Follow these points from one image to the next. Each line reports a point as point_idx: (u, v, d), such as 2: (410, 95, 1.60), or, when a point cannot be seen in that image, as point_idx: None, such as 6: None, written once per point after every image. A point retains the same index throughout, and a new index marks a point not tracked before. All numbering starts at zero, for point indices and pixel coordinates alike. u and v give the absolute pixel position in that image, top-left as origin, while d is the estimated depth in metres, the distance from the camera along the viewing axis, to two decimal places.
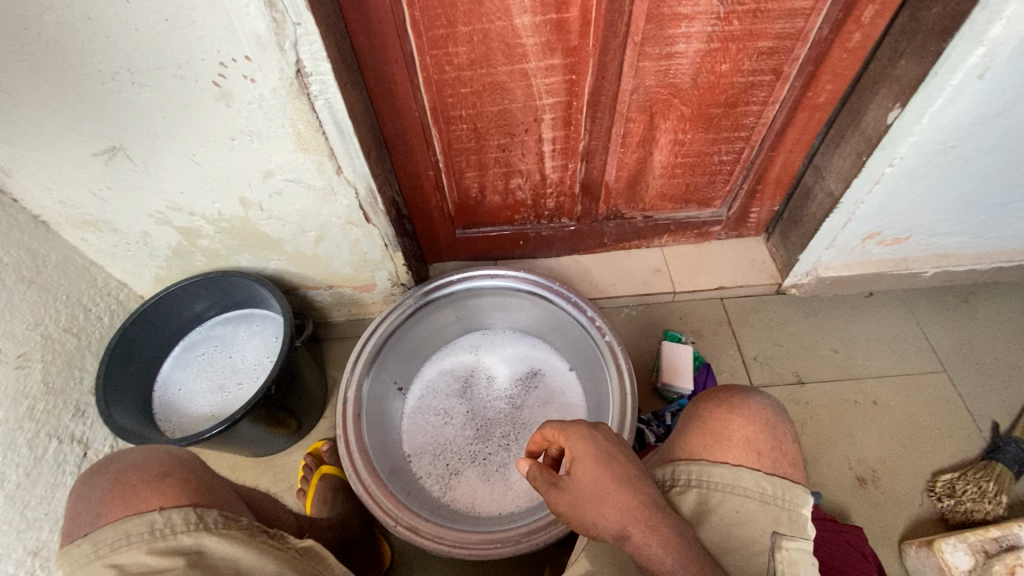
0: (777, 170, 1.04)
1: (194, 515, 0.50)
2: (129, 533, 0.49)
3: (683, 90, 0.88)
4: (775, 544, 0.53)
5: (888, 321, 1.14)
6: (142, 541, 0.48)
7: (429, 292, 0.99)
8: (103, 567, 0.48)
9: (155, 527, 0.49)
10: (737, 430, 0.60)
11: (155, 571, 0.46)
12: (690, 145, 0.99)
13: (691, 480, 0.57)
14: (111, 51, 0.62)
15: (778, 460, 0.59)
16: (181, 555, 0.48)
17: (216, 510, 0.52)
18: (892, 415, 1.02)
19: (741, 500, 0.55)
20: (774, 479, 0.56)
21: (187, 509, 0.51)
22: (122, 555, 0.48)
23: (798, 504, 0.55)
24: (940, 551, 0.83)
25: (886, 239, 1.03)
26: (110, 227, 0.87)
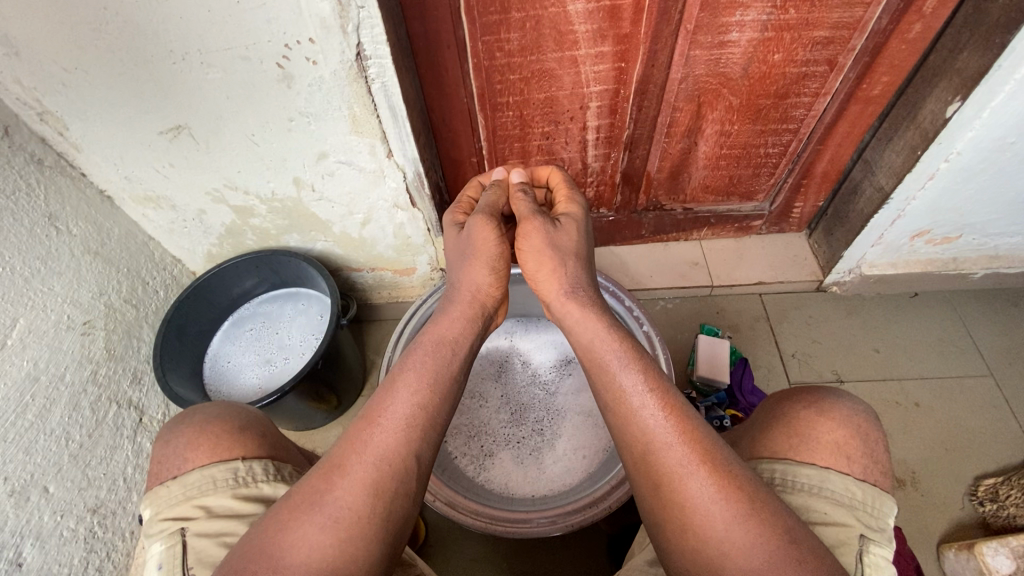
0: (823, 165, 1.03)
1: (272, 466, 0.56)
2: (215, 477, 0.53)
3: (733, 79, 0.87)
4: (862, 549, 0.49)
5: (934, 322, 1.11)
6: (227, 486, 0.53)
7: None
8: (193, 507, 0.52)
9: (238, 476, 0.54)
10: (822, 430, 0.55)
11: (240, 514, 0.52)
12: (736, 136, 0.97)
13: (773, 478, 0.53)
14: (182, 32, 0.65)
15: (867, 466, 0.54)
16: (261, 502, 0.54)
17: (288, 465, 0.59)
18: (935, 418, 1.00)
19: (829, 503, 0.51)
20: (864, 486, 0.52)
21: (266, 461, 0.56)
22: (208, 499, 0.53)
23: (884, 513, 0.52)
24: (980, 554, 0.81)
25: (936, 238, 1.01)
26: (169, 204, 0.91)
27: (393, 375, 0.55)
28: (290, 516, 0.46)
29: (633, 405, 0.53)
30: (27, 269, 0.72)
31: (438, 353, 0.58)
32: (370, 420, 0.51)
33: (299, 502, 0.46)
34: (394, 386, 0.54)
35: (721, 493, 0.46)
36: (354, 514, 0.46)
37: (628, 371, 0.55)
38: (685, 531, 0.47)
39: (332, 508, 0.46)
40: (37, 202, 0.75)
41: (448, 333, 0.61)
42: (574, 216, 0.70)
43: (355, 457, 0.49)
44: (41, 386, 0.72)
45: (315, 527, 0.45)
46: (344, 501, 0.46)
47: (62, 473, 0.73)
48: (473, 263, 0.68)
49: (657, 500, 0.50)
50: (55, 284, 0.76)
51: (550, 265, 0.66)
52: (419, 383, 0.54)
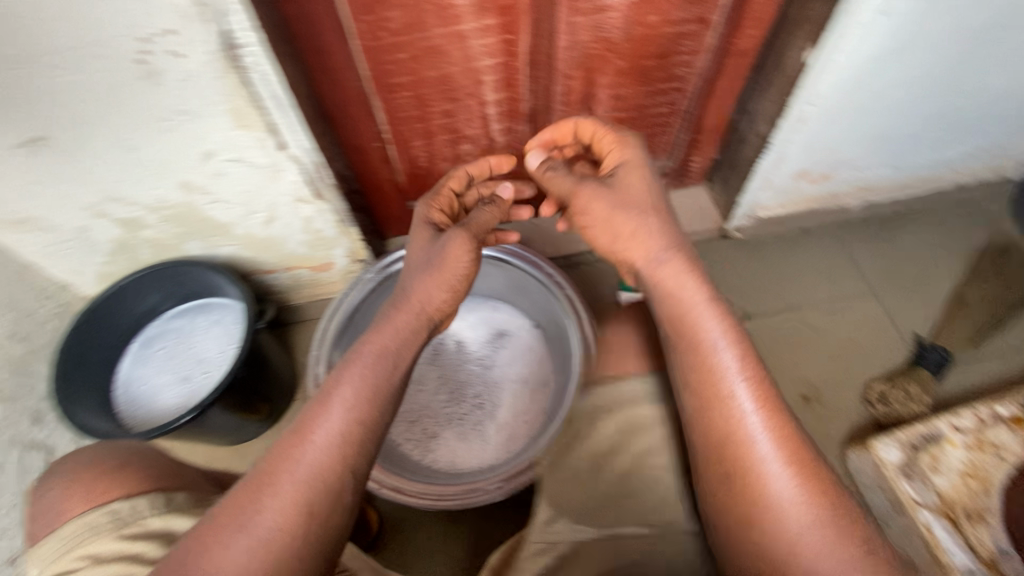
0: (712, 118, 1.09)
1: (160, 499, 0.54)
2: (94, 523, 0.52)
3: (616, 43, 0.90)
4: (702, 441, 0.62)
5: (822, 253, 1.22)
6: (108, 528, 0.51)
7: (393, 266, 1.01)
8: (76, 558, 0.51)
9: (120, 516, 0.52)
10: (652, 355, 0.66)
11: (127, 553, 0.50)
12: (629, 99, 1.02)
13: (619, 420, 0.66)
14: (21, 33, 0.59)
15: None
16: (151, 536, 0.52)
17: (184, 491, 0.56)
18: (830, 339, 1.12)
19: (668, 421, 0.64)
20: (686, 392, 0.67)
21: (153, 495, 0.54)
22: (92, 546, 0.51)
23: None
24: (875, 449, 0.91)
25: (815, 176, 1.11)
26: (43, 225, 0.83)
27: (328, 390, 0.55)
28: (213, 538, 0.47)
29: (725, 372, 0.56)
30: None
31: (379, 364, 0.58)
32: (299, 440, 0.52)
33: (223, 521, 0.48)
34: (325, 403, 0.55)
35: (801, 489, 0.52)
36: (285, 533, 0.48)
37: (729, 354, 0.57)
38: (744, 493, 0.53)
39: (262, 527, 0.47)
40: None
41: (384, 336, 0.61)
42: (633, 164, 0.70)
43: (285, 479, 0.50)
44: None
45: (242, 548, 0.47)
46: (271, 522, 0.48)
47: None
48: (434, 276, 0.68)
49: (734, 482, 0.54)
50: None
51: (629, 227, 0.64)
52: (357, 397, 0.55)
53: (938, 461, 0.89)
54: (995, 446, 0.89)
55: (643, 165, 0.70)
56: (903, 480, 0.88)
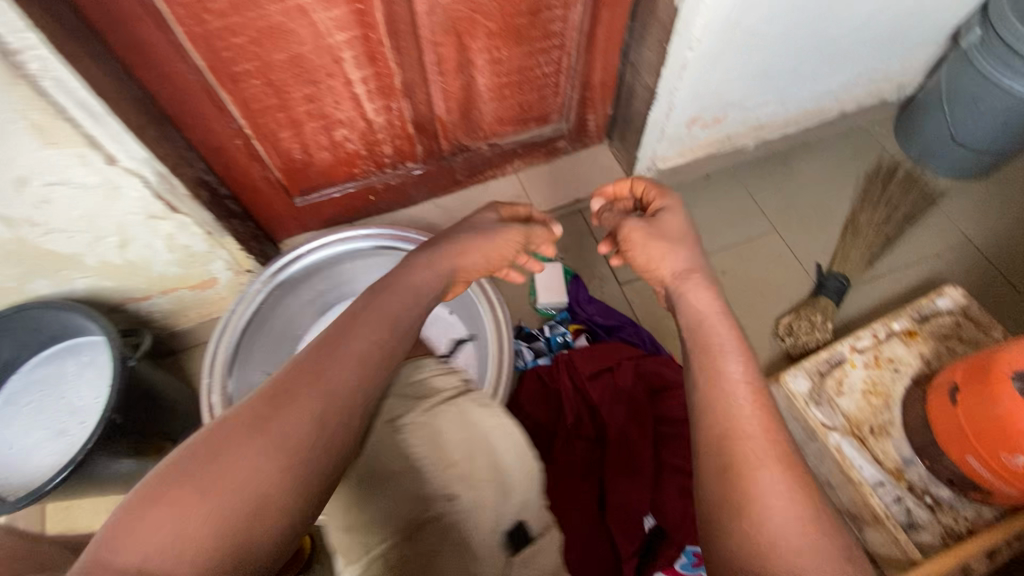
0: (599, 73, 1.05)
1: None
2: None
3: (480, 3, 0.84)
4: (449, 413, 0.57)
5: (725, 196, 1.24)
6: None
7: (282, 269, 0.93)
8: None
9: None
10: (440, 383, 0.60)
11: None
12: (509, 62, 0.96)
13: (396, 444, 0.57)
14: None
15: None
16: None
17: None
18: (739, 280, 1.14)
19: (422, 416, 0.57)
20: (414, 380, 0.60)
21: None
22: None
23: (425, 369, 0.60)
24: (785, 382, 0.94)
25: (707, 121, 1.10)
26: None
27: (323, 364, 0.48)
28: (165, 492, 0.39)
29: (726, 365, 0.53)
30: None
31: (371, 344, 0.52)
32: (285, 409, 0.45)
33: (181, 470, 0.40)
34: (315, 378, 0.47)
35: (797, 504, 0.44)
36: (286, 473, 0.43)
37: (738, 360, 0.53)
38: (738, 503, 0.45)
39: (258, 459, 0.42)
40: None
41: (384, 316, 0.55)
42: (676, 215, 0.70)
43: (262, 434, 0.43)
44: None
45: (236, 479, 0.41)
46: (236, 480, 0.41)
47: None
48: (484, 242, 0.69)
49: (726, 493, 0.46)
50: None
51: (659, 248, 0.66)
52: (371, 348, 0.51)
53: (842, 382, 0.93)
54: (891, 361, 0.94)
55: (686, 223, 0.69)
56: (813, 406, 0.92)
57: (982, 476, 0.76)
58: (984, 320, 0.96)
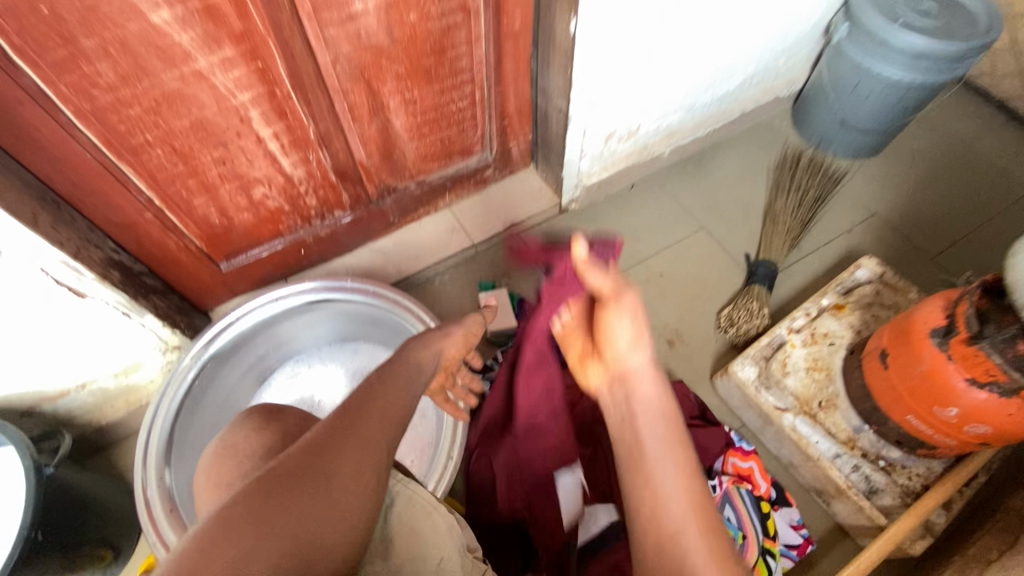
0: (513, 102, 1.08)
1: None
2: None
3: (385, 49, 0.85)
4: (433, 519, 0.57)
5: (652, 202, 1.29)
6: None
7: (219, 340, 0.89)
8: None
9: None
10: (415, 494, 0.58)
11: None
12: (422, 101, 0.97)
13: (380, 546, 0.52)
14: None
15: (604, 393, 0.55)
16: None
17: None
18: (677, 280, 1.18)
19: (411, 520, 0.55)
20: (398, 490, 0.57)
21: None
22: None
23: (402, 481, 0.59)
24: (733, 372, 0.97)
25: (623, 134, 1.15)
26: None
27: (362, 432, 0.51)
28: (224, 534, 0.40)
29: (652, 437, 0.51)
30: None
31: (394, 419, 0.56)
32: (334, 468, 0.47)
33: (235, 517, 0.41)
34: (355, 447, 0.50)
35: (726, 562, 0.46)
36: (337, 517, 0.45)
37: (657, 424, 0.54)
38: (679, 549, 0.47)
39: (316, 499, 0.45)
40: None
41: (396, 392, 0.59)
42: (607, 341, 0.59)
43: (305, 484, 0.45)
44: None
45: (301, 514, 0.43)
46: (285, 527, 0.42)
47: None
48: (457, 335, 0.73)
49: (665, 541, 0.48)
50: None
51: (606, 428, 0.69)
52: (390, 408, 0.56)
53: (784, 364, 0.97)
54: (827, 336, 0.99)
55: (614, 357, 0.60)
56: (763, 391, 0.95)
57: (924, 431, 0.80)
58: (900, 284, 1.03)
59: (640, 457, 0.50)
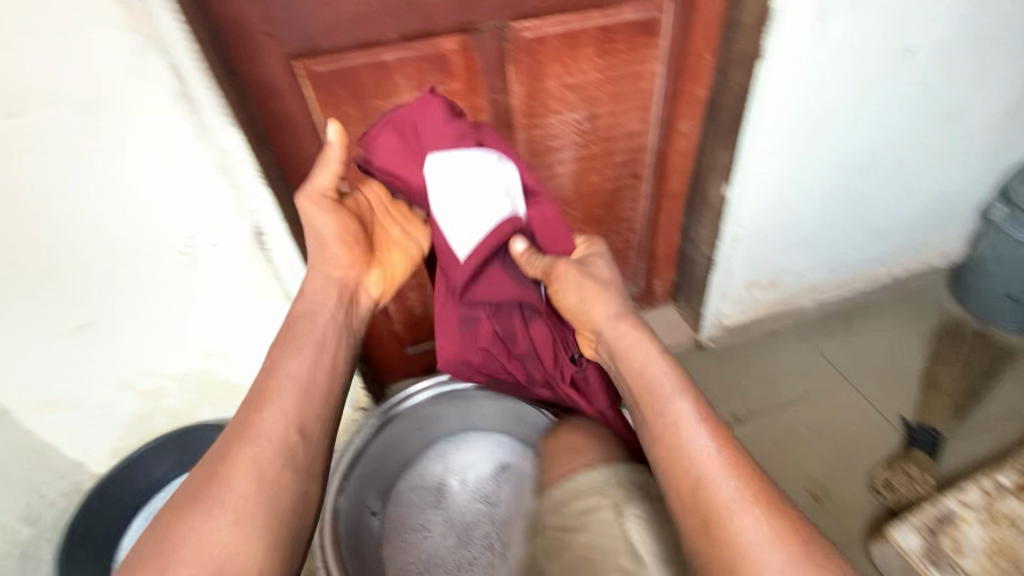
0: (663, 247, 1.26)
1: None
2: None
3: (570, 199, 1.10)
4: None
5: (795, 352, 1.31)
6: None
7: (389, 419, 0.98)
8: None
9: None
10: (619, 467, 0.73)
11: None
12: (588, 239, 1.19)
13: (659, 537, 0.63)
14: (97, 247, 0.75)
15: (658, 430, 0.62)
16: None
17: None
18: (821, 432, 1.16)
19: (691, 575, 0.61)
20: None
21: None
22: None
23: None
24: (892, 537, 0.88)
25: (764, 283, 1.25)
26: (71, 405, 0.90)
27: (248, 433, 0.57)
28: (159, 541, 0.51)
29: (670, 399, 0.62)
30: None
31: (285, 391, 0.60)
32: (231, 472, 0.54)
33: (157, 537, 0.51)
34: (252, 443, 0.56)
35: None
36: (237, 498, 0.53)
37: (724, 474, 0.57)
38: None
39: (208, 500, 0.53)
40: None
41: (290, 365, 0.62)
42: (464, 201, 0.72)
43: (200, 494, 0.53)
44: None
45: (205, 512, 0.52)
46: (186, 532, 0.51)
47: None
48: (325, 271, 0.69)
49: None
50: None
51: (591, 292, 0.71)
52: (278, 381, 0.61)
53: (956, 541, 0.87)
54: (1009, 518, 0.89)
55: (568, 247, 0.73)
56: (930, 566, 0.85)
57: None
58: None
59: (695, 477, 0.57)
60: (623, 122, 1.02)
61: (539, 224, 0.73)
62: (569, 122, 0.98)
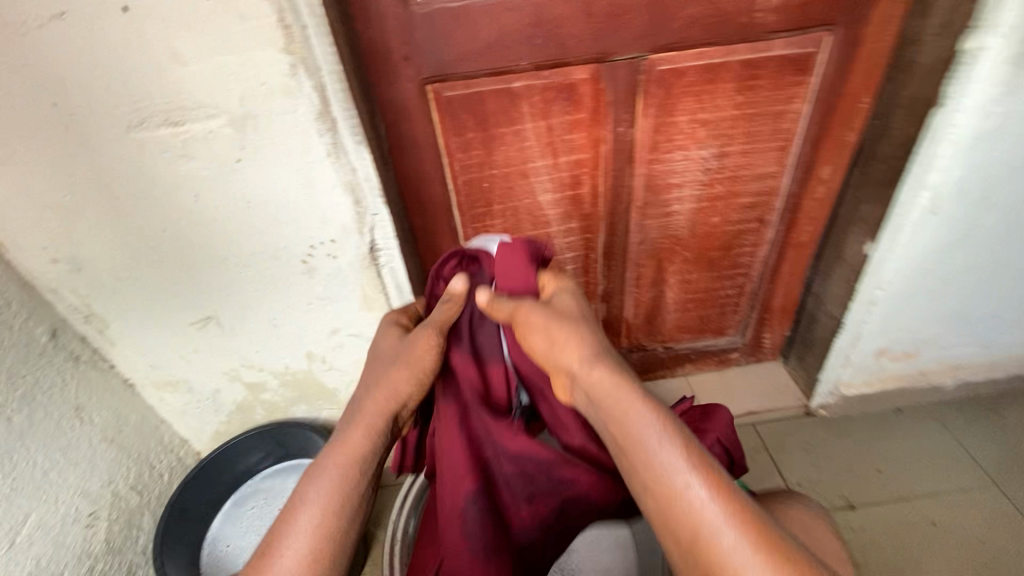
0: (780, 300, 1.15)
1: None
2: None
3: (683, 239, 1.03)
4: None
5: (925, 437, 1.14)
6: None
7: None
8: None
9: None
10: None
11: None
12: (697, 282, 1.11)
13: None
14: (228, 247, 0.79)
15: (643, 476, 0.51)
16: None
17: None
18: (953, 536, 0.99)
19: None
20: None
21: None
22: None
23: None
24: None
25: (897, 354, 1.10)
26: (187, 386, 0.97)
27: (275, 554, 0.50)
28: None
29: (653, 449, 0.51)
30: (33, 460, 0.74)
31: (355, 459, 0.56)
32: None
33: None
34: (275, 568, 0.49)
35: None
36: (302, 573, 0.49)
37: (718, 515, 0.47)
38: None
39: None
40: (67, 395, 0.82)
41: (358, 430, 0.57)
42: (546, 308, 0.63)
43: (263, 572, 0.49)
44: None
45: None
46: None
47: None
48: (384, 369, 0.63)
49: None
50: (70, 475, 0.80)
51: (566, 330, 0.60)
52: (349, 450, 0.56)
53: None
54: None
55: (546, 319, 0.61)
56: None
57: None
58: None
59: (692, 534, 0.47)
60: (755, 163, 0.93)
61: (500, 264, 0.66)
62: (694, 160, 0.91)
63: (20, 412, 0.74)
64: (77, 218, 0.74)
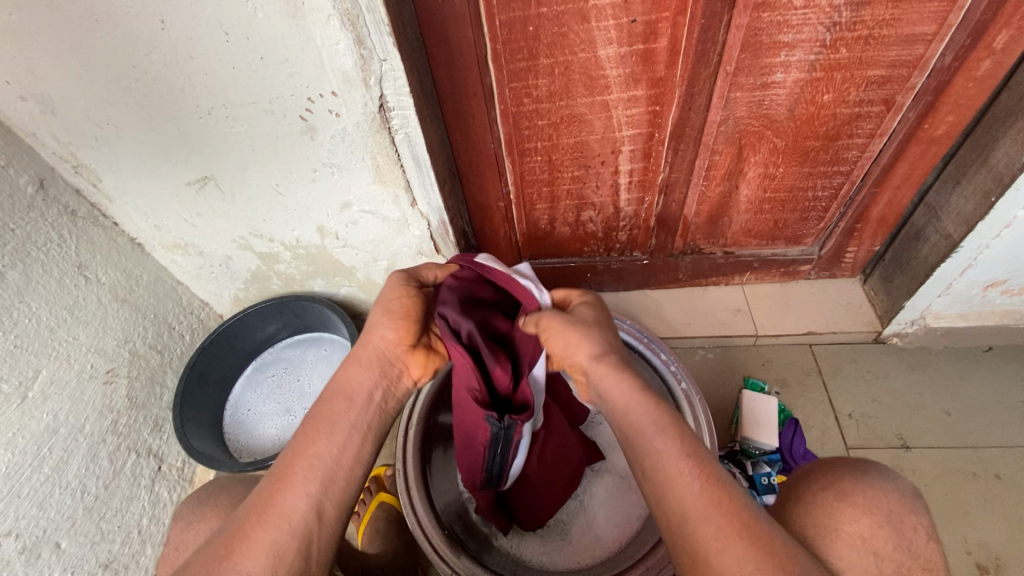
0: (881, 208, 0.94)
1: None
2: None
3: (778, 121, 0.81)
4: None
5: (1013, 382, 1.00)
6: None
7: (429, 408, 0.83)
8: None
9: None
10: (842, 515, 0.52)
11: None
12: (782, 178, 0.91)
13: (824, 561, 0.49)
14: (209, 91, 0.65)
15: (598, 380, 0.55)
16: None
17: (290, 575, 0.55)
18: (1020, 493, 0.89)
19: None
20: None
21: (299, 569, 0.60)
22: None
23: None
24: None
25: (1013, 288, 0.90)
26: (197, 251, 0.90)
27: (310, 459, 0.50)
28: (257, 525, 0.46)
29: (649, 440, 0.48)
30: (37, 318, 0.71)
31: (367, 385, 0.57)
32: (276, 506, 0.47)
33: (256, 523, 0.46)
34: (303, 476, 0.49)
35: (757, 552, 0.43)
36: (339, 473, 0.50)
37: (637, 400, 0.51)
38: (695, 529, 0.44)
39: (311, 482, 0.49)
40: (67, 252, 0.77)
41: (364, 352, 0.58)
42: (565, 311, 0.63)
43: (300, 473, 0.49)
44: (59, 438, 0.73)
45: (304, 494, 0.48)
46: (290, 521, 0.46)
47: (75, 527, 0.74)
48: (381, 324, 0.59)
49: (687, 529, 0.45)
50: (81, 334, 0.78)
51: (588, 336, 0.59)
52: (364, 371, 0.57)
53: None
54: None
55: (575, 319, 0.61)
56: None
57: None
58: None
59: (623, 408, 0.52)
60: (907, 18, 0.67)
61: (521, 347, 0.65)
62: (820, 9, 0.67)
63: (15, 267, 0.69)
64: (31, 45, 0.60)
